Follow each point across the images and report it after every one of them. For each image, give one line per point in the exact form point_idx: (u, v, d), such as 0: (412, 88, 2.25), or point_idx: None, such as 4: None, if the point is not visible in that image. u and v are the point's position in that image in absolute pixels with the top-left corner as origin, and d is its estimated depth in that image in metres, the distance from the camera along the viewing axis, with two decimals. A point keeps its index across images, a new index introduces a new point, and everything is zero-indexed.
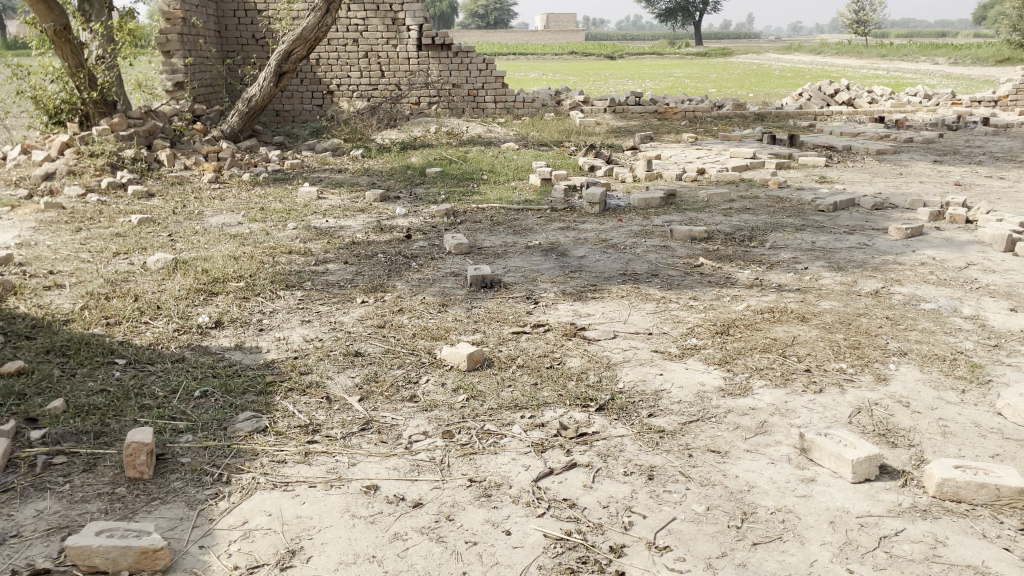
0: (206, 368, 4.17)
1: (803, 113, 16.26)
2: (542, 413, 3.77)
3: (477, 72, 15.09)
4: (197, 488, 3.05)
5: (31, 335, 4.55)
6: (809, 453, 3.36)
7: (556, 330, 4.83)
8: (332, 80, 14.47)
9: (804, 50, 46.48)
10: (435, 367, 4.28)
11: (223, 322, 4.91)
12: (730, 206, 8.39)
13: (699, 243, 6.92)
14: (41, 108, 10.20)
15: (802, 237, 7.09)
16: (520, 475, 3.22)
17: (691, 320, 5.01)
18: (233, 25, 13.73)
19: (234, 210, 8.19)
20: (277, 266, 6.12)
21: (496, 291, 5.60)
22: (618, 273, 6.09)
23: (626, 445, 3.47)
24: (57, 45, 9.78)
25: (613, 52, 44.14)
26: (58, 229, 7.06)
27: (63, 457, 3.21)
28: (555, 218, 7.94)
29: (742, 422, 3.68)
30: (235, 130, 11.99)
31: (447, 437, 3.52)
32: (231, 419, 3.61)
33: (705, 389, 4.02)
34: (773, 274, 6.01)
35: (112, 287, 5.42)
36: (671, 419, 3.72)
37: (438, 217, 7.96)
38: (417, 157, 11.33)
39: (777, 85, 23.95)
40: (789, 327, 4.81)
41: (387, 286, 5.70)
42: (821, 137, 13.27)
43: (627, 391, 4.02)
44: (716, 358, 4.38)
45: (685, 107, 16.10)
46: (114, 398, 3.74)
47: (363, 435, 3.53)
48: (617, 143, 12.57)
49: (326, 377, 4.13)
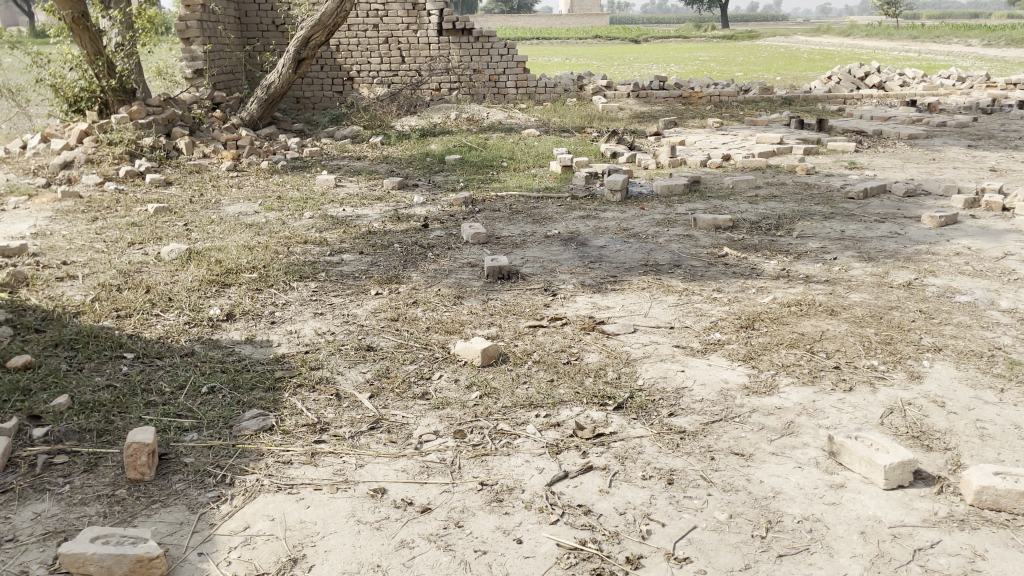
0: (215, 363, 4.08)
1: (832, 97, 15.89)
2: (557, 412, 3.63)
3: (499, 57, 14.89)
4: (199, 490, 2.95)
5: (41, 328, 4.48)
6: (839, 457, 3.19)
7: (574, 324, 4.69)
8: (352, 66, 14.35)
9: (834, 32, 45.58)
10: (448, 362, 4.16)
11: (235, 315, 4.82)
12: (755, 193, 8.17)
13: (723, 232, 6.72)
14: (61, 96, 10.18)
15: (831, 225, 6.87)
16: (533, 479, 3.09)
17: (714, 313, 4.83)
18: (253, 11, 13.63)
19: (251, 198, 8.11)
20: (292, 256, 6.02)
21: (513, 283, 5.46)
22: (639, 263, 5.92)
23: (645, 447, 3.32)
24: (75, 32, 9.74)
25: (637, 36, 43.52)
26: (74, 219, 7.02)
27: (64, 457, 3.13)
28: (576, 206, 7.77)
29: (768, 423, 3.52)
30: (255, 118, 11.93)
31: (459, 437, 3.39)
32: (237, 417, 3.51)
33: (729, 387, 3.86)
34: (800, 265, 5.81)
35: (125, 278, 5.35)
36: (693, 419, 3.57)
37: (456, 205, 7.83)
38: (437, 144, 11.20)
39: (805, 69, 23.40)
40: (817, 321, 4.62)
41: (402, 278, 5.58)
42: (850, 121, 12.94)
43: (647, 389, 3.86)
44: (740, 354, 4.21)
45: (710, 91, 15.78)
46: (120, 395, 3.66)
47: (372, 434, 3.41)
48: (640, 129, 12.34)
49: (337, 372, 4.02)
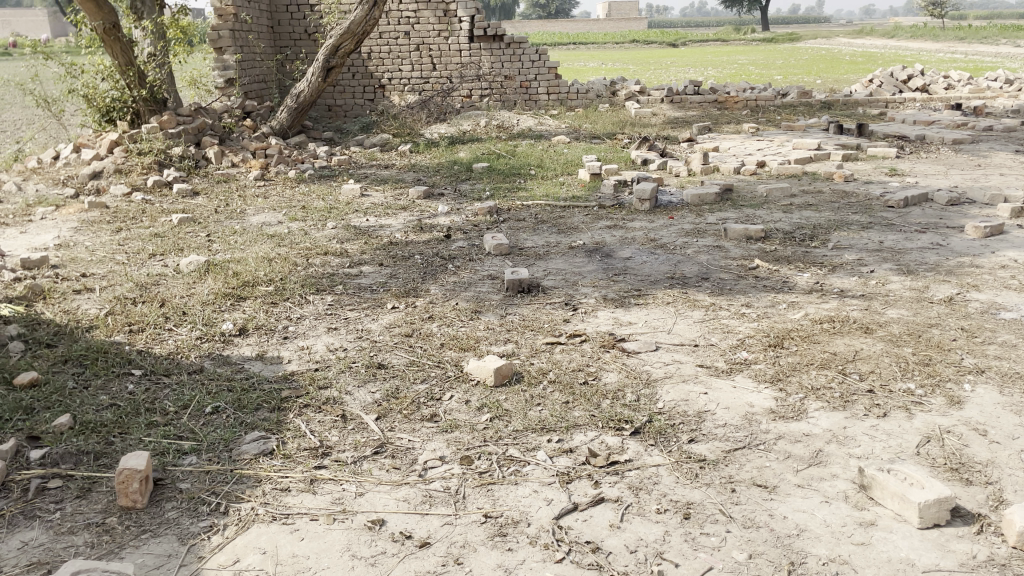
0: (222, 381, 3.98)
1: (873, 100, 15.45)
2: (571, 436, 3.46)
3: (531, 63, 14.75)
4: (191, 519, 2.84)
5: (52, 342, 4.45)
6: (870, 491, 2.97)
7: (593, 341, 4.51)
8: (383, 74, 14.33)
9: (876, 33, 44.64)
10: (460, 382, 4.01)
11: (248, 329, 4.72)
12: (790, 201, 7.90)
13: (755, 243, 6.48)
14: (93, 106, 10.30)
15: (868, 235, 6.60)
16: (540, 512, 2.92)
17: (742, 330, 4.62)
18: (286, 20, 13.71)
19: (276, 208, 8.07)
20: (310, 268, 5.93)
21: (533, 297, 5.29)
22: (665, 276, 5.72)
23: (661, 477, 3.13)
24: (107, 43, 9.83)
25: (674, 40, 43.10)
26: (99, 230, 7.04)
27: (58, 481, 3.05)
28: (603, 216, 7.59)
29: (794, 451, 3.31)
30: (284, 127, 11.96)
31: (466, 463, 3.24)
32: (238, 439, 3.40)
33: (753, 411, 3.65)
34: (834, 278, 5.55)
35: (141, 291, 5.30)
36: (714, 446, 3.37)
37: (480, 215, 7.70)
38: (465, 152, 11.09)
39: (846, 72, 22.91)
40: (851, 340, 4.38)
41: (420, 290, 5.45)
42: (892, 125, 12.54)
43: (666, 412, 3.67)
44: (768, 375, 3.99)
45: (747, 96, 15.45)
46: (123, 414, 3.58)
47: (376, 459, 3.28)
48: (673, 135, 12.10)
49: (345, 392, 3.89)
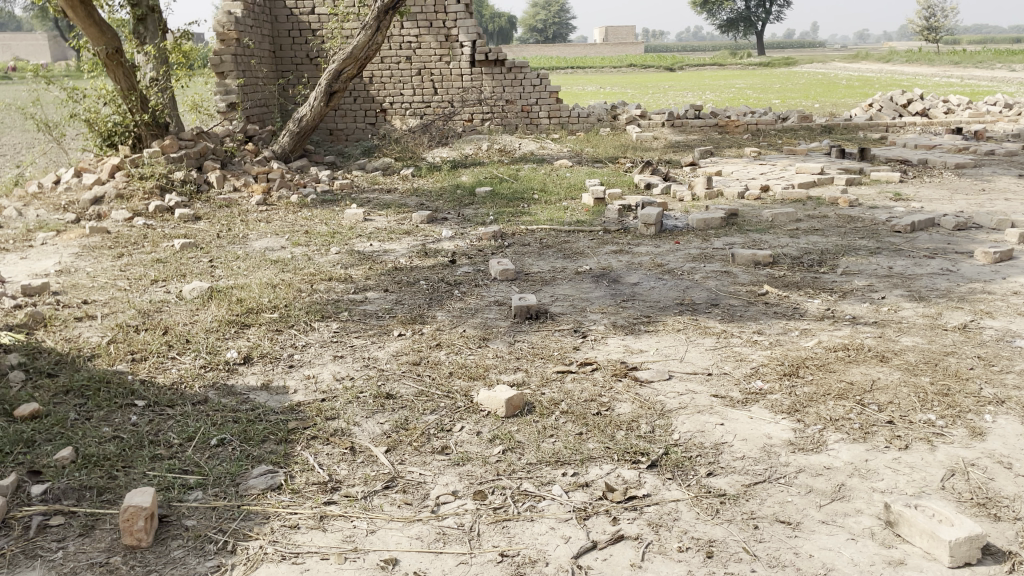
0: (228, 412, 3.89)
1: (873, 125, 15.50)
2: (586, 470, 3.37)
3: (532, 88, 14.77)
4: (198, 559, 2.76)
5: (53, 372, 4.36)
6: (896, 528, 2.88)
7: (605, 369, 4.43)
8: (385, 98, 14.35)
9: (872, 58, 44.98)
10: (471, 413, 3.93)
11: (253, 358, 4.64)
12: (796, 226, 7.86)
13: (763, 268, 6.43)
14: (95, 130, 10.27)
15: (877, 261, 6.55)
16: (558, 550, 2.83)
17: (755, 358, 4.54)
18: (288, 45, 13.74)
19: (279, 233, 8.01)
20: (315, 295, 5.85)
21: (542, 323, 5.23)
22: (674, 302, 5.65)
23: (681, 513, 3.05)
24: (109, 68, 9.82)
25: (671, 64, 43.40)
26: (100, 255, 6.97)
27: (60, 518, 2.96)
28: (608, 240, 7.54)
29: (816, 485, 3.22)
30: (286, 151, 11.95)
31: (479, 499, 3.15)
32: (245, 473, 3.31)
33: (772, 443, 3.57)
34: (845, 304, 5.49)
35: (143, 319, 5.23)
36: (733, 480, 3.29)
37: (485, 240, 7.65)
38: (468, 176, 11.06)
39: (844, 96, 23.02)
40: (867, 368, 4.31)
41: (427, 317, 5.38)
42: (894, 149, 12.55)
43: (683, 444, 3.59)
44: (784, 406, 3.91)
45: (747, 120, 15.49)
46: (126, 447, 3.49)
47: (387, 495, 3.19)
48: (675, 159, 12.10)
49: (353, 423, 3.81)
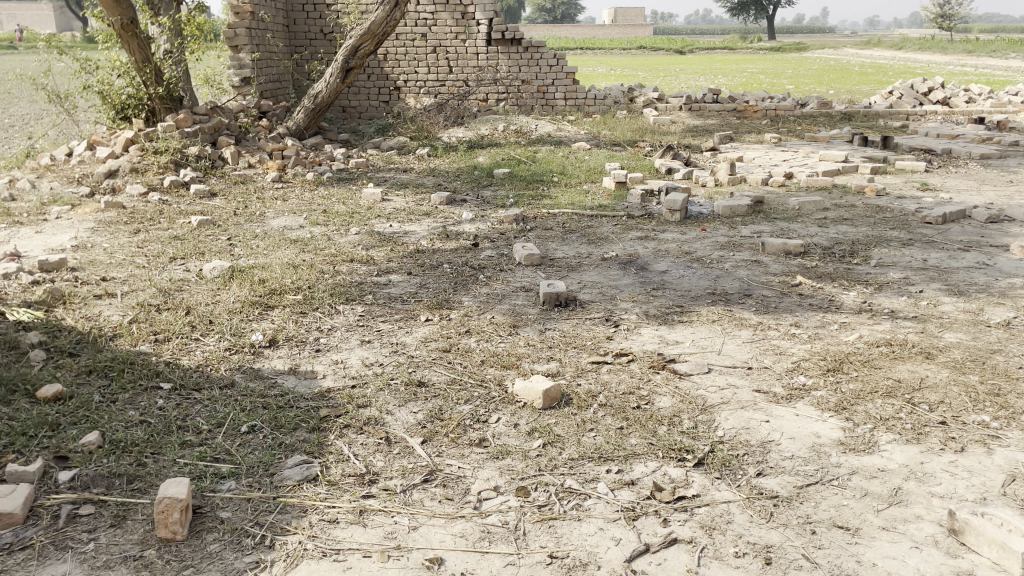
0: (256, 398, 3.77)
1: (893, 113, 15.27)
2: (630, 467, 3.25)
3: (549, 68, 14.51)
4: (236, 554, 2.65)
5: (75, 351, 4.25)
6: (962, 537, 2.76)
7: (641, 361, 4.30)
8: (399, 76, 14.15)
9: (886, 44, 44.47)
10: (507, 404, 3.80)
11: (278, 341, 4.52)
12: (824, 215, 7.70)
13: (795, 258, 6.28)
14: (108, 102, 10.10)
15: (911, 253, 6.39)
16: (610, 553, 2.72)
17: (796, 353, 4.41)
18: (302, 19, 13.52)
19: (296, 211, 7.87)
20: (338, 276, 5.72)
21: (572, 311, 5.10)
22: (706, 291, 5.51)
23: (733, 515, 2.93)
24: (124, 39, 9.64)
25: (681, 47, 42.98)
26: (116, 231, 6.84)
27: (91, 508, 2.85)
28: (632, 226, 7.39)
29: (871, 489, 3.11)
30: (301, 127, 11.77)
31: (522, 496, 3.04)
32: (279, 463, 3.20)
33: (822, 442, 3.45)
34: (881, 297, 5.35)
35: (164, 298, 5.10)
36: (785, 481, 3.17)
37: (506, 223, 7.50)
38: (485, 157, 10.89)
39: (858, 82, 22.72)
40: (913, 366, 4.17)
41: (453, 302, 5.24)
42: (916, 139, 12.36)
43: (728, 441, 3.46)
44: (830, 403, 3.79)
45: (766, 105, 15.25)
46: (154, 432, 3.38)
47: (427, 489, 3.07)
48: (695, 144, 11.90)
49: (386, 412, 3.69)
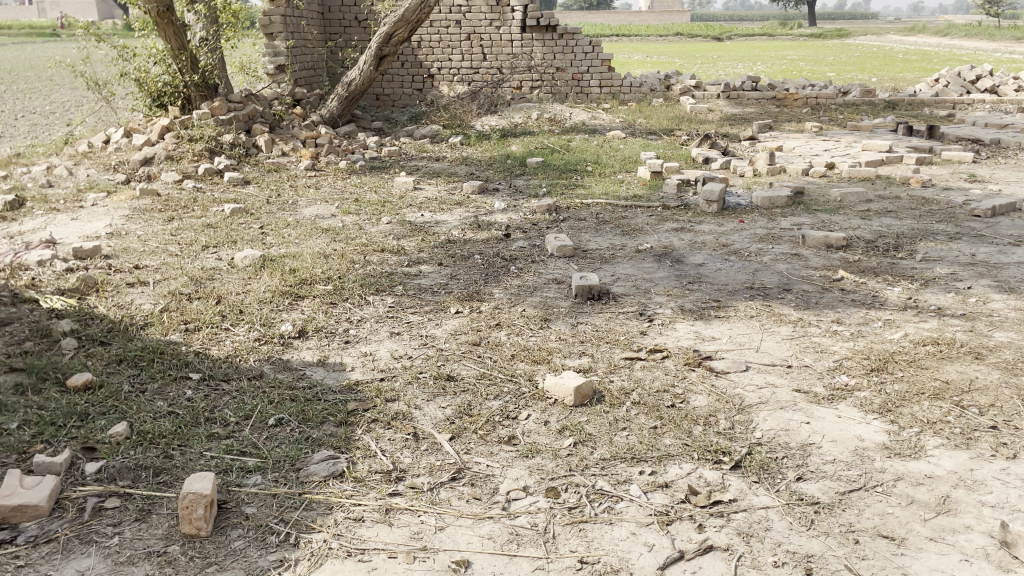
0: (284, 390, 3.74)
1: (940, 101, 14.83)
2: (665, 469, 3.15)
3: (584, 55, 14.31)
4: (260, 552, 2.60)
5: (106, 340, 4.24)
6: (1015, 551, 2.62)
7: (676, 357, 4.18)
8: (433, 63, 14.07)
9: (931, 30, 43.29)
10: (537, 400, 3.71)
11: (308, 332, 4.48)
12: (867, 207, 7.47)
13: (836, 252, 6.09)
14: (145, 90, 10.17)
15: (958, 247, 6.16)
16: (642, 560, 2.63)
17: (838, 351, 4.25)
18: (337, 6, 13.49)
19: (328, 200, 7.84)
20: (368, 266, 5.66)
21: (605, 305, 4.99)
22: (744, 285, 5.36)
23: (772, 522, 2.82)
24: (160, 26, 9.67)
25: (719, 33, 42.26)
26: (150, 219, 6.87)
27: (116, 501, 2.82)
28: (668, 217, 7.23)
29: (917, 496, 2.97)
30: (334, 115, 11.77)
31: (552, 497, 2.95)
32: (305, 458, 3.15)
33: (865, 446, 3.31)
34: (927, 293, 5.16)
35: (196, 287, 5.09)
36: (826, 486, 3.04)
37: (538, 213, 7.40)
38: (518, 146, 10.78)
39: (902, 70, 22.14)
40: (963, 367, 4.00)
41: (484, 294, 5.16)
42: (963, 127, 11.98)
43: (767, 443, 3.34)
44: (874, 404, 3.64)
45: (807, 93, 14.90)
46: (182, 424, 3.35)
47: (454, 488, 3.00)
48: (732, 133, 11.66)
49: (414, 407, 3.62)
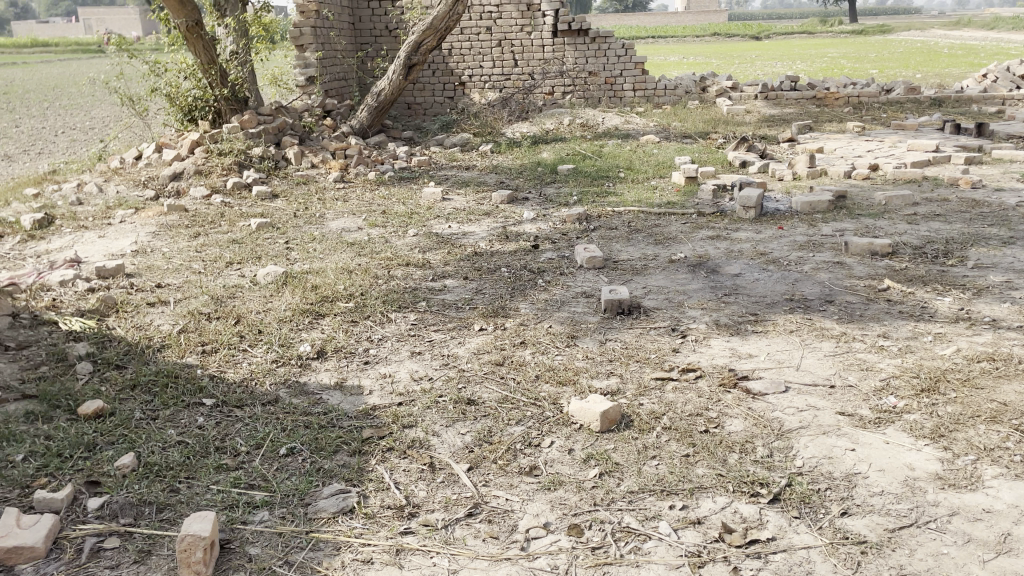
0: (298, 416, 3.59)
1: (989, 97, 14.26)
2: (696, 503, 2.93)
3: (616, 58, 14.08)
4: None
5: (122, 364, 4.16)
6: None
7: (710, 377, 3.95)
8: (463, 71, 13.96)
9: (976, 23, 42.13)
10: (562, 426, 3.52)
11: (326, 352, 4.34)
12: (913, 211, 7.13)
13: (882, 260, 5.79)
14: (176, 105, 10.20)
15: (1013, 253, 5.81)
16: None
17: (885, 369, 3.97)
18: (367, 16, 13.49)
19: (356, 212, 7.73)
20: (392, 282, 5.52)
21: (635, 320, 4.77)
22: (783, 297, 5.10)
23: (814, 565, 2.58)
24: (189, 41, 9.71)
25: (757, 33, 41.62)
26: (177, 235, 6.83)
27: (116, 540, 2.70)
28: (703, 225, 6.98)
29: (975, 534, 2.71)
30: (365, 125, 11.70)
31: (575, 535, 2.75)
32: (314, 493, 2.99)
33: (916, 476, 3.05)
34: (980, 304, 4.84)
35: (216, 306, 4.99)
36: (874, 522, 2.79)
37: (568, 223, 7.19)
38: (549, 153, 10.59)
39: (948, 66, 21.47)
40: (1022, 386, 3.70)
41: (509, 310, 4.98)
42: (1015, 124, 11.45)
43: (808, 473, 3.10)
44: (925, 429, 3.38)
45: (849, 91, 14.44)
46: (190, 455, 3.22)
47: (470, 525, 2.82)
48: (770, 134, 11.32)
49: (432, 433, 3.45)
